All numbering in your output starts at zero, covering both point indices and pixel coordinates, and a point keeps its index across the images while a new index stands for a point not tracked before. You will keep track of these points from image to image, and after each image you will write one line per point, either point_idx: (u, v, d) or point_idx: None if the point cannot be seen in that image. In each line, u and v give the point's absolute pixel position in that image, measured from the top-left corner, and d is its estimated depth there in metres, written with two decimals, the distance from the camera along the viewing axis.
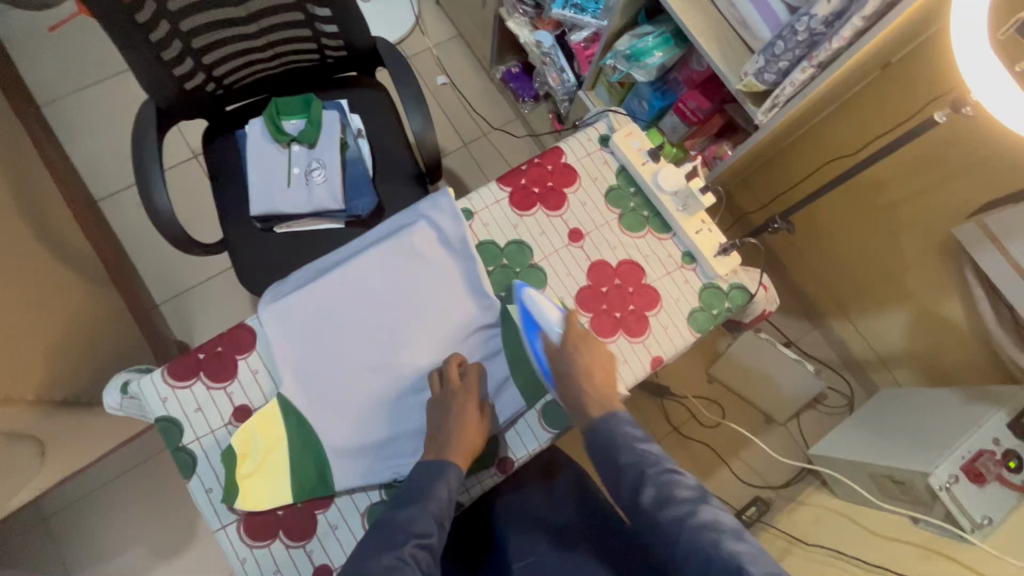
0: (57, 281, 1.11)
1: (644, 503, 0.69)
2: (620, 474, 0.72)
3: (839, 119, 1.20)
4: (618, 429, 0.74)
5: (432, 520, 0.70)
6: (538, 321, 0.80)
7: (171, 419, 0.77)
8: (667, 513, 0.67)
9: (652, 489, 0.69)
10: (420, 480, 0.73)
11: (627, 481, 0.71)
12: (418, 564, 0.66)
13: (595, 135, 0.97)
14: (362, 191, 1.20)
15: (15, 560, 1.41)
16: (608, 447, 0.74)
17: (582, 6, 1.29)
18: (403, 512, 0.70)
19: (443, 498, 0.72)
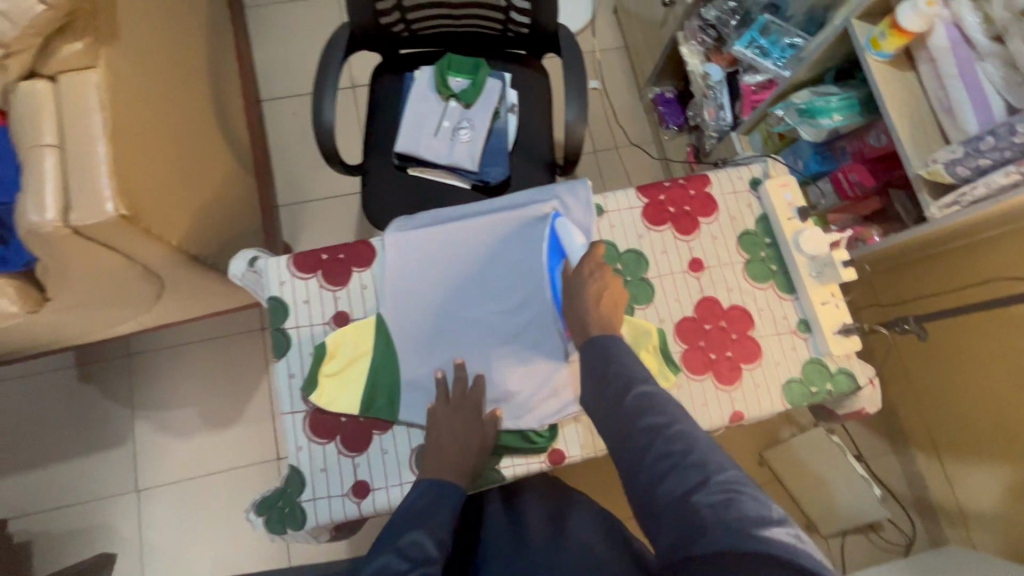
0: (218, 155, 1.24)
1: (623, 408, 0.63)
2: (605, 383, 0.66)
3: (1007, 241, 1.05)
4: (615, 347, 0.69)
5: (436, 544, 0.67)
6: (565, 247, 0.85)
7: (281, 302, 0.84)
8: (643, 420, 0.61)
9: (635, 397, 0.63)
10: (425, 501, 0.71)
11: (612, 391, 0.65)
12: None
13: (748, 176, 0.95)
14: (498, 161, 1.25)
15: (96, 377, 1.60)
16: (601, 361, 0.69)
17: (766, 50, 1.27)
18: (405, 535, 0.67)
19: (446, 522, 0.70)
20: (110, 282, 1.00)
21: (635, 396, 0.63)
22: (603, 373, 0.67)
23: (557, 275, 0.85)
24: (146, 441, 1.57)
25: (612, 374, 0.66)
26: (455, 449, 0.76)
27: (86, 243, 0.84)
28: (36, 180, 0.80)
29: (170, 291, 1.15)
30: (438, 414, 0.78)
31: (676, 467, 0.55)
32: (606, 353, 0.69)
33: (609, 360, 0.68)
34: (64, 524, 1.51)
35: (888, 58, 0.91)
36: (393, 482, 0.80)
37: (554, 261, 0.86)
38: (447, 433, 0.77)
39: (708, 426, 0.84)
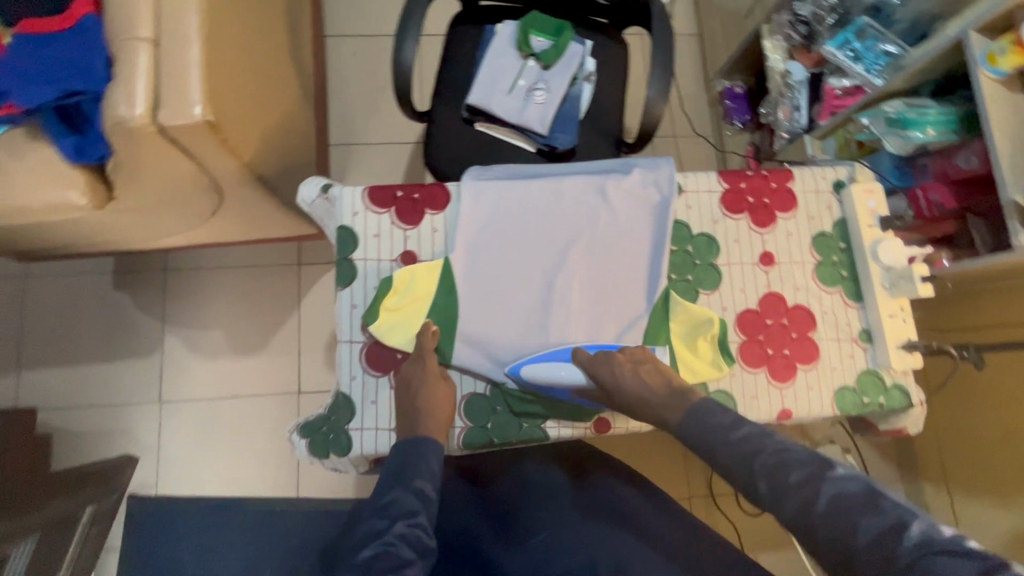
0: (289, 81, 1.23)
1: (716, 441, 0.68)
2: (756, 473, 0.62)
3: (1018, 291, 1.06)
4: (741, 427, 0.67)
5: (416, 497, 0.71)
6: None
7: (351, 232, 0.84)
8: (739, 450, 0.65)
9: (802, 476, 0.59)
10: (403, 459, 0.74)
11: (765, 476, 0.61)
12: (410, 541, 0.67)
13: (832, 177, 0.93)
14: (568, 127, 1.22)
15: (133, 287, 1.62)
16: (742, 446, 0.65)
17: (859, 54, 1.23)
18: (389, 493, 0.71)
19: (429, 475, 0.74)
20: (175, 190, 1.00)
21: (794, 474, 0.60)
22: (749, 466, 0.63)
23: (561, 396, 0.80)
24: (174, 356, 1.59)
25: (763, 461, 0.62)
26: (438, 408, 0.77)
27: (166, 144, 0.84)
28: (129, 73, 0.79)
29: (225, 209, 1.16)
30: (411, 383, 0.78)
31: (812, 495, 0.58)
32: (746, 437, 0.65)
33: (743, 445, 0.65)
34: (86, 423, 1.55)
35: (1000, 77, 0.88)
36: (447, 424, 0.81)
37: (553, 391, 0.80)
38: (424, 397, 0.77)
39: (756, 419, 0.84)
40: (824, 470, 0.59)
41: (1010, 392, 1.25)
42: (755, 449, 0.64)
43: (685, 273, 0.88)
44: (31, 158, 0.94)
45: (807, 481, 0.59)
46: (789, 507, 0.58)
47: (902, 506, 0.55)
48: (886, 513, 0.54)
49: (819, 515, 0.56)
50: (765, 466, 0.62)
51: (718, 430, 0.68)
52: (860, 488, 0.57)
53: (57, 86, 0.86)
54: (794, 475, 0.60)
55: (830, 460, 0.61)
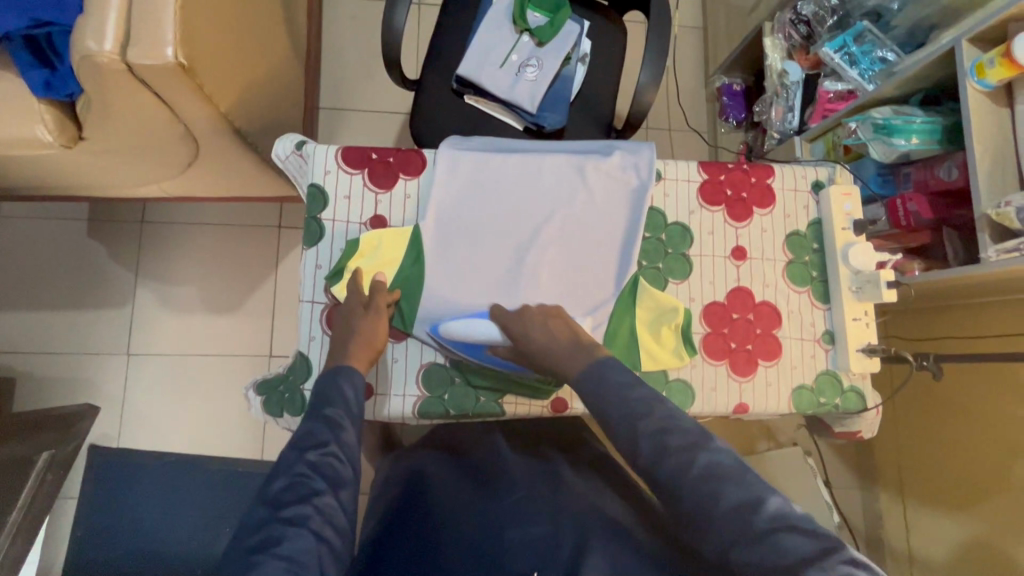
0: (278, 36, 1.20)
1: (642, 455, 0.61)
2: (636, 434, 0.62)
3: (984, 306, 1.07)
4: (615, 377, 0.67)
5: (329, 427, 0.65)
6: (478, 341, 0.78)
7: (322, 190, 0.82)
8: (668, 465, 0.60)
9: (696, 460, 0.59)
10: (325, 389, 0.70)
11: (639, 434, 0.62)
12: (324, 471, 0.62)
13: (812, 177, 0.92)
14: (557, 107, 1.20)
15: (108, 236, 1.59)
16: (618, 404, 0.65)
17: (856, 58, 1.22)
18: (302, 426, 0.66)
19: (348, 403, 0.69)
20: (147, 135, 0.97)
21: (678, 441, 0.60)
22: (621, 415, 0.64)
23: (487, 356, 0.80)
24: (144, 310, 1.57)
25: (644, 427, 0.62)
26: (369, 349, 0.75)
27: (136, 85, 0.81)
28: (102, 6, 0.77)
29: (200, 160, 1.13)
30: (351, 324, 0.76)
31: (743, 528, 0.56)
32: (633, 398, 0.65)
33: (610, 401, 0.65)
34: (50, 369, 1.52)
35: (987, 89, 0.88)
36: (408, 391, 0.81)
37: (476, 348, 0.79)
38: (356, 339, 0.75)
39: (713, 410, 0.85)
40: (758, 501, 0.57)
41: (971, 406, 1.27)
42: (686, 468, 0.59)
43: (656, 261, 0.87)
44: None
45: (740, 513, 0.56)
46: (716, 541, 0.57)
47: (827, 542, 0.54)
48: (818, 552, 0.54)
49: (690, 479, 0.58)
50: (646, 433, 0.62)
51: (649, 438, 0.61)
52: (790, 524, 0.55)
53: (26, 14, 0.83)
54: (724, 506, 0.57)
55: (764, 489, 0.57)
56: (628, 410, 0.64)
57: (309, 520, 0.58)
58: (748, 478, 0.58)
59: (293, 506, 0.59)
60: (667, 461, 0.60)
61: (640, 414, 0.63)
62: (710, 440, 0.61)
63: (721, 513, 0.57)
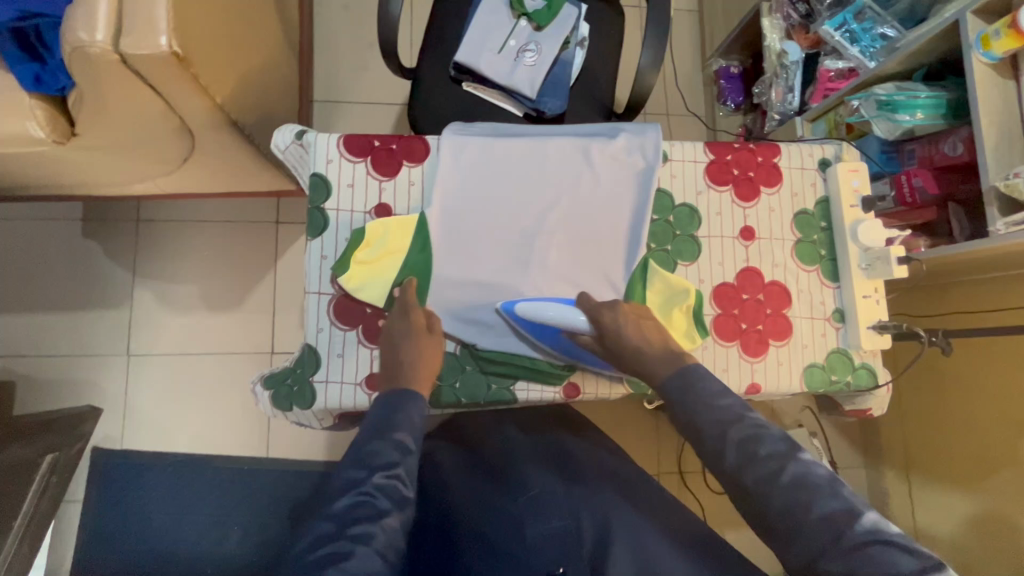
0: (271, 27, 1.17)
1: (729, 463, 0.64)
2: (722, 439, 0.65)
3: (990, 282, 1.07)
4: (700, 384, 0.70)
5: (395, 449, 0.66)
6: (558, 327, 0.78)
7: (324, 180, 0.81)
8: (756, 473, 0.62)
9: (787, 472, 0.61)
10: (389, 410, 0.70)
11: (715, 438, 0.65)
12: (388, 493, 0.63)
13: (819, 155, 0.92)
14: (557, 93, 1.19)
15: (103, 236, 1.56)
16: (694, 407, 0.69)
17: (856, 36, 1.21)
18: (367, 444, 0.66)
19: (413, 427, 0.69)
20: (142, 129, 0.96)
21: (769, 447, 0.63)
22: (702, 420, 0.67)
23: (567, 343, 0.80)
24: (143, 309, 1.55)
25: (732, 436, 0.65)
26: None
27: (130, 77, 0.79)
28: None
29: (197, 155, 1.11)
30: None
31: (835, 538, 0.57)
32: (707, 396, 0.68)
33: (696, 406, 0.68)
34: (50, 372, 1.51)
35: (992, 61, 0.87)
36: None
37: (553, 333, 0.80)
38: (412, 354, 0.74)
39: (725, 391, 0.85)
40: (852, 512, 0.58)
41: (977, 383, 1.28)
42: (776, 476, 0.61)
43: (664, 243, 0.86)
44: None
45: (833, 523, 0.58)
46: (805, 549, 0.58)
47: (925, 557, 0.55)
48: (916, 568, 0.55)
49: (780, 485, 0.61)
50: (731, 436, 0.65)
51: (737, 447, 0.64)
52: (887, 538, 0.57)
53: (15, 6, 0.81)
54: (815, 515, 0.58)
55: (857, 501, 0.59)
56: (717, 421, 0.66)
57: (373, 538, 0.60)
58: (839, 488, 0.60)
59: (360, 525, 0.60)
60: (746, 461, 0.63)
61: (729, 421, 0.66)
62: (798, 452, 0.63)
63: (810, 519, 0.58)
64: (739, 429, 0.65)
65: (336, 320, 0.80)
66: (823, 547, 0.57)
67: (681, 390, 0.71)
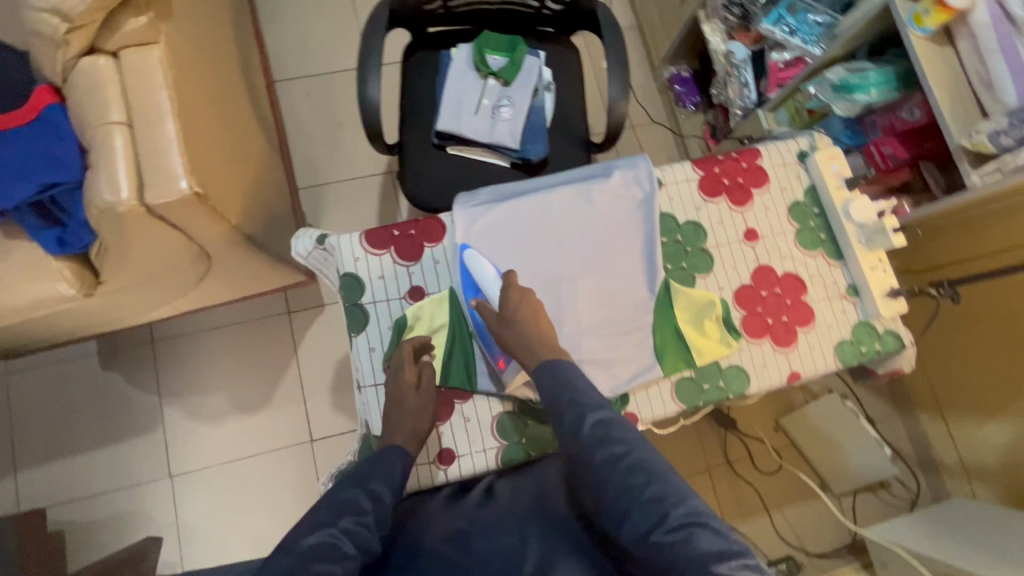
0: (255, 134, 1.22)
1: (583, 440, 0.70)
2: (561, 413, 0.72)
3: (983, 224, 1.13)
4: (565, 372, 0.75)
5: (369, 498, 0.71)
6: (476, 281, 0.84)
7: (356, 277, 0.85)
8: (601, 453, 0.68)
9: (631, 462, 0.67)
10: (373, 464, 0.75)
11: (568, 421, 0.71)
12: (354, 538, 0.66)
13: (796, 148, 0.99)
14: (538, 138, 1.26)
15: (122, 365, 1.57)
16: (557, 388, 0.74)
17: (794, 28, 1.30)
18: (345, 492, 0.71)
19: (392, 481, 0.74)
20: (163, 263, 0.99)
21: (610, 434, 0.70)
22: (558, 403, 0.73)
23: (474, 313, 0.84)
24: (176, 429, 1.56)
25: (583, 422, 0.71)
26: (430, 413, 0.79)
27: (155, 223, 0.84)
28: (108, 157, 0.79)
29: (213, 273, 1.15)
30: (417, 398, 0.79)
31: (659, 518, 0.63)
32: (564, 378, 0.75)
33: (564, 389, 0.74)
34: (97, 513, 1.50)
35: (928, 34, 0.96)
36: (475, 449, 0.83)
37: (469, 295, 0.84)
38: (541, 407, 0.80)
39: (768, 386, 0.89)
40: (677, 497, 0.64)
41: (995, 317, 1.33)
42: (616, 461, 0.67)
43: (679, 261, 0.92)
44: (13, 257, 0.93)
45: (657, 503, 0.64)
46: (633, 526, 0.64)
47: (727, 545, 0.61)
48: (718, 550, 0.61)
49: (622, 468, 0.67)
50: (570, 412, 0.72)
51: (592, 428, 0.70)
52: (702, 522, 0.63)
53: (31, 181, 0.85)
54: (649, 494, 0.65)
55: (683, 489, 0.65)
56: (574, 404, 0.72)
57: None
58: (670, 477, 0.66)
59: (325, 563, 0.62)
60: (583, 435, 0.70)
61: (588, 407, 0.72)
62: (642, 443, 0.70)
63: (634, 493, 0.65)
64: (588, 404, 0.72)
65: None
66: (650, 523, 0.63)
67: (554, 381, 0.74)
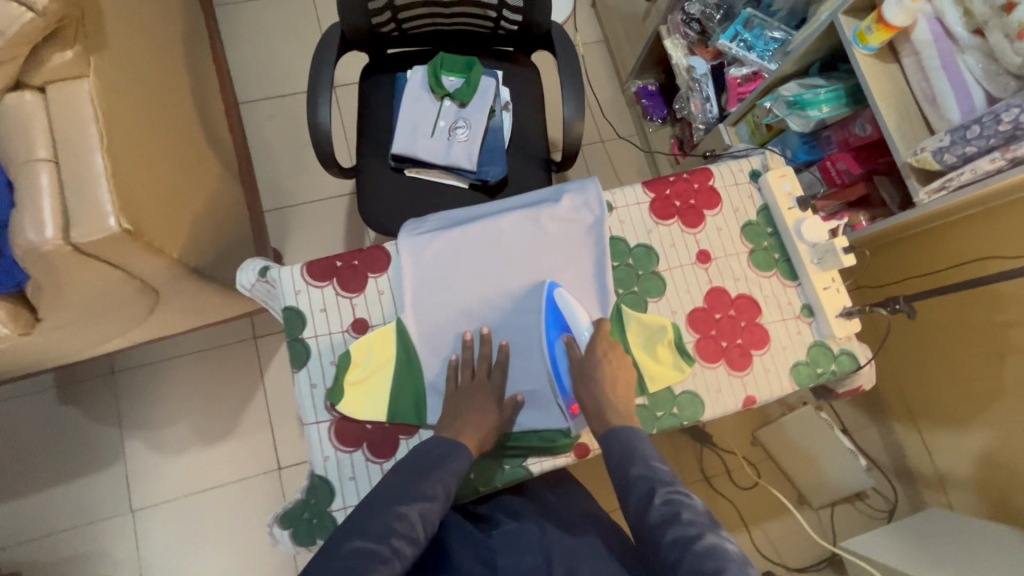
0: (207, 161, 1.20)
1: (648, 518, 0.69)
2: (630, 485, 0.72)
3: (943, 237, 1.13)
4: (636, 446, 0.75)
5: (441, 487, 0.72)
6: (568, 322, 0.85)
7: (297, 311, 0.83)
8: (671, 532, 0.66)
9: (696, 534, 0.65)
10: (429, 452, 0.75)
11: (636, 492, 0.71)
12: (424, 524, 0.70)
13: (748, 168, 0.98)
14: (496, 159, 1.25)
15: (81, 397, 1.53)
16: (624, 461, 0.74)
17: (750, 44, 1.31)
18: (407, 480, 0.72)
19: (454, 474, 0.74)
20: (105, 299, 0.96)
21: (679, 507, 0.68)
22: (626, 475, 0.73)
23: (557, 352, 0.84)
24: (138, 461, 1.52)
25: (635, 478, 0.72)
26: None
27: (87, 260, 0.81)
28: (32, 196, 0.76)
29: (163, 305, 1.12)
30: None
31: None
32: (632, 452, 0.75)
33: (631, 461, 0.74)
34: (55, 551, 1.45)
35: (872, 52, 0.96)
36: None
37: (553, 332, 0.85)
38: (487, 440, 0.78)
39: (724, 411, 0.88)
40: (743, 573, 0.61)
41: (962, 327, 1.32)
42: (680, 533, 0.65)
43: (631, 285, 0.90)
44: None
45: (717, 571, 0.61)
46: None
47: None
48: None
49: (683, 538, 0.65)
50: (637, 485, 0.72)
51: (661, 502, 0.69)
52: None
53: None
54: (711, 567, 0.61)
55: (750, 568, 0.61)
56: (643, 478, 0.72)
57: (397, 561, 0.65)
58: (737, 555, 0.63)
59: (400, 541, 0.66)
60: (649, 509, 0.69)
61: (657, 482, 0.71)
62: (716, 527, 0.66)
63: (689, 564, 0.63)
64: (655, 480, 0.72)
65: (339, 445, 0.81)
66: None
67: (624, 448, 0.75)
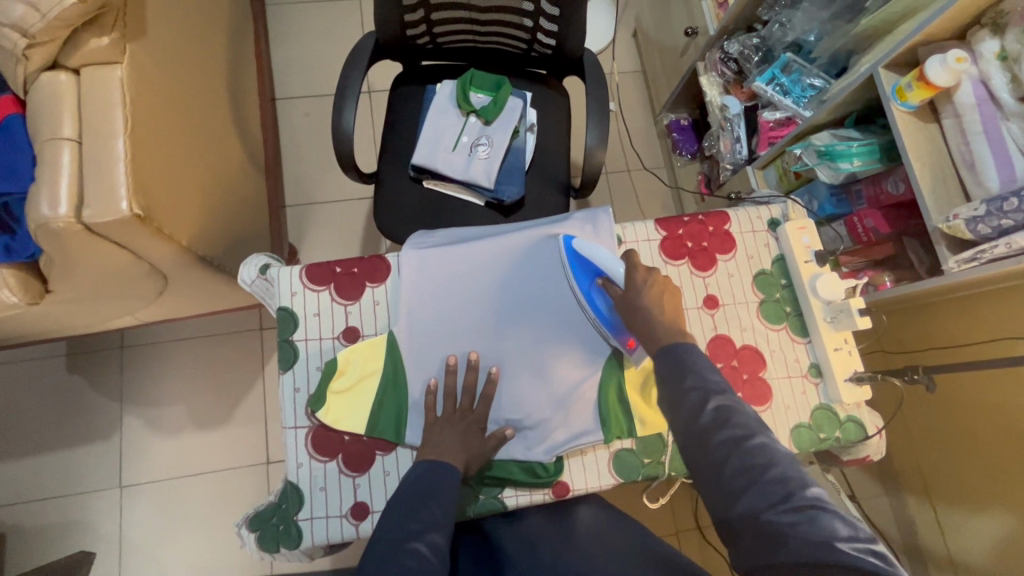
0: (232, 152, 1.23)
1: (702, 421, 0.62)
2: (682, 394, 0.65)
3: (973, 307, 1.07)
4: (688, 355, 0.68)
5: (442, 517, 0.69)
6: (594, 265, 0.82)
7: (291, 312, 0.83)
8: (721, 436, 0.60)
9: (755, 445, 0.59)
10: (424, 477, 0.72)
11: (688, 400, 0.64)
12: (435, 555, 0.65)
13: (767, 216, 0.95)
14: (514, 179, 1.24)
15: (88, 368, 1.56)
16: (676, 371, 0.67)
17: (787, 88, 1.27)
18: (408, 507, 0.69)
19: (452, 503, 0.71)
20: (115, 278, 0.98)
21: (731, 416, 0.62)
22: (679, 385, 0.65)
23: (597, 296, 0.82)
24: (133, 438, 1.53)
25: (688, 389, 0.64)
26: None
27: (97, 239, 0.83)
28: (52, 173, 0.78)
29: (172, 289, 1.13)
30: None
31: (784, 497, 0.55)
32: (683, 359, 0.67)
33: (685, 370, 0.67)
34: (42, 516, 1.47)
35: (912, 109, 0.92)
36: None
37: (587, 280, 0.83)
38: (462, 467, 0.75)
39: None
40: (802, 483, 0.56)
41: (991, 404, 1.24)
42: (737, 442, 0.59)
43: None
44: None
45: (781, 484, 0.56)
46: (750, 503, 0.56)
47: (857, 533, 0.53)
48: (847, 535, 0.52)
49: (745, 448, 0.59)
50: (689, 396, 0.64)
51: (713, 411, 0.62)
52: (830, 507, 0.54)
53: None
54: (771, 475, 0.57)
55: (806, 475, 0.57)
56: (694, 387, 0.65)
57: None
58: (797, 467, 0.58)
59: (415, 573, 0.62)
60: (700, 419, 0.62)
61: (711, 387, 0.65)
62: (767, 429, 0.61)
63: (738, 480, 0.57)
64: (701, 390, 0.64)
65: (315, 454, 0.80)
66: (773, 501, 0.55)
67: (676, 365, 0.68)
